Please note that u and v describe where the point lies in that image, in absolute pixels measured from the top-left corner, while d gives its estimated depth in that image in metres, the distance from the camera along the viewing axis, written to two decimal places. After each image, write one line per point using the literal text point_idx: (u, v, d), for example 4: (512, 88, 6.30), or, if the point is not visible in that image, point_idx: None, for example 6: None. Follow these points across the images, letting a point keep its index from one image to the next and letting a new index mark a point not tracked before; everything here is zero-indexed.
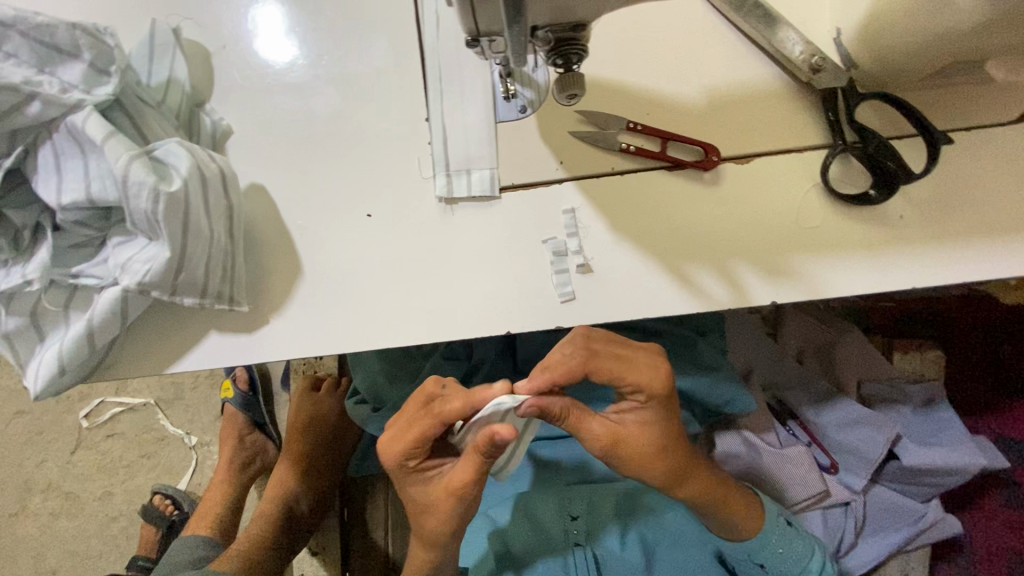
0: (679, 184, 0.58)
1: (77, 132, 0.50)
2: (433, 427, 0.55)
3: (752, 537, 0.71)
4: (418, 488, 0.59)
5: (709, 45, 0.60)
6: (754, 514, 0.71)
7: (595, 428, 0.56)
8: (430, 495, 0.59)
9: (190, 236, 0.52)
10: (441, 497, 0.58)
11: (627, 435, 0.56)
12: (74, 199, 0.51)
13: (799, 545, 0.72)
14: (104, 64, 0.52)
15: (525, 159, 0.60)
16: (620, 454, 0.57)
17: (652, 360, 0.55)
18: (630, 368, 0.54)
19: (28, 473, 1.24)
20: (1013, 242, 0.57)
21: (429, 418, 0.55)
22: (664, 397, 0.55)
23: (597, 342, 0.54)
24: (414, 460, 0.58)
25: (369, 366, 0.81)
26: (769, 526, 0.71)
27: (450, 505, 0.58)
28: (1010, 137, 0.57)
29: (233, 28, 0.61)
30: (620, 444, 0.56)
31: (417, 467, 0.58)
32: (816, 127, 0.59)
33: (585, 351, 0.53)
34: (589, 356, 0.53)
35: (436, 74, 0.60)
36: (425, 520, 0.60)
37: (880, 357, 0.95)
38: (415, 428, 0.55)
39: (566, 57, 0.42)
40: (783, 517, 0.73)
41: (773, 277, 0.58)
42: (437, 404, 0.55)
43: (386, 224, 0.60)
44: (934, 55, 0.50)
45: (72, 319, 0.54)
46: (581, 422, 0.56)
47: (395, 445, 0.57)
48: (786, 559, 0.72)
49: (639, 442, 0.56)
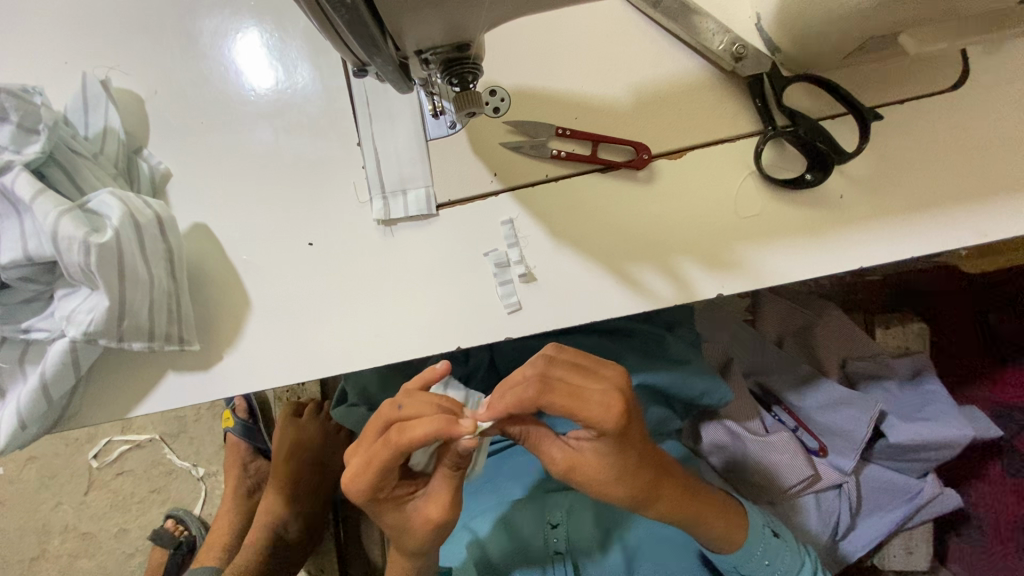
0: (613, 186, 0.58)
1: (8, 193, 0.51)
2: (394, 457, 0.54)
3: (736, 550, 0.70)
4: (389, 519, 0.59)
5: (631, 43, 0.59)
6: (739, 527, 0.70)
7: (553, 453, 0.57)
8: (405, 522, 0.59)
9: (129, 283, 0.53)
10: (416, 524, 0.59)
11: (583, 463, 0.56)
12: (12, 258, 0.52)
13: (785, 555, 0.71)
14: (32, 123, 0.53)
15: (459, 174, 0.60)
16: (579, 479, 0.57)
17: (609, 397, 0.52)
18: (579, 405, 0.52)
19: (45, 516, 1.27)
20: (958, 213, 0.56)
21: (392, 449, 0.53)
22: (617, 433, 0.53)
23: (552, 373, 0.53)
24: (383, 492, 0.57)
25: (362, 374, 0.85)
26: (752, 540, 0.70)
27: (428, 532, 0.59)
28: (945, 107, 0.56)
29: (165, 71, 0.62)
30: (577, 470, 0.57)
31: (389, 500, 0.58)
32: (746, 113, 0.58)
33: (538, 383, 0.52)
34: (542, 388, 0.52)
35: (362, 100, 0.60)
36: (404, 540, 0.61)
37: (860, 334, 0.96)
38: (377, 460, 0.54)
39: (462, 77, 0.42)
40: (769, 529, 0.72)
41: (717, 270, 0.57)
42: (397, 434, 0.53)
43: (328, 252, 0.60)
44: (847, 30, 0.49)
45: (28, 372, 0.56)
46: (539, 443, 0.58)
47: (358, 481, 0.56)
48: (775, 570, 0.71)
49: (595, 471, 0.56)
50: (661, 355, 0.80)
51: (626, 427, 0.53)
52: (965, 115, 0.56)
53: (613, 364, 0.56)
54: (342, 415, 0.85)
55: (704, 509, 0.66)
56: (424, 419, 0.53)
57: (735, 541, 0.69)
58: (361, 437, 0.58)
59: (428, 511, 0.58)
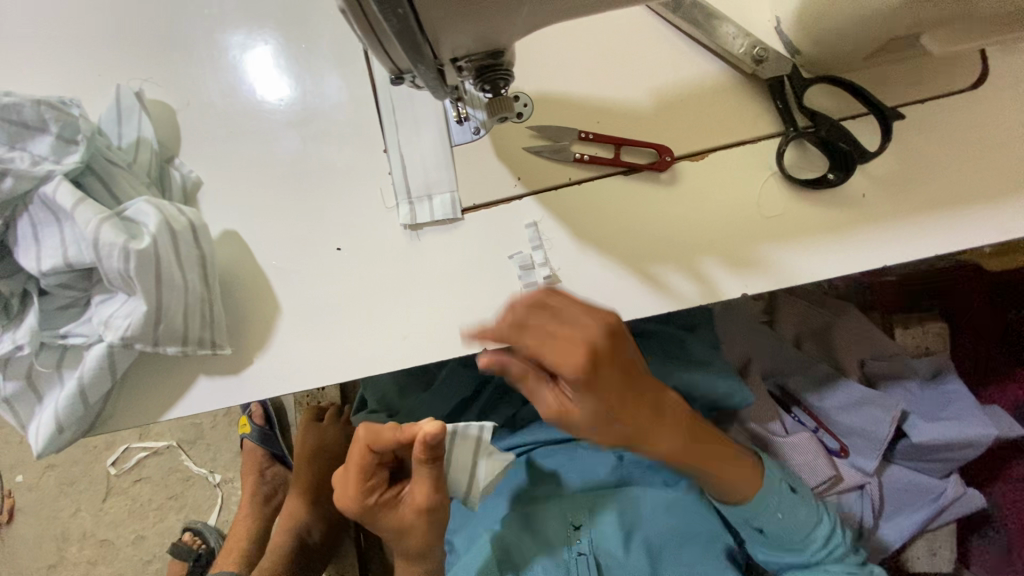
0: (636, 188, 0.59)
1: (50, 202, 0.53)
2: (367, 456, 0.59)
3: (749, 500, 0.69)
4: (386, 520, 0.62)
5: (652, 47, 0.60)
6: (753, 476, 0.67)
7: (544, 399, 0.45)
8: (399, 521, 0.62)
9: (165, 288, 0.54)
10: (408, 518, 0.62)
11: (579, 419, 0.44)
12: (53, 264, 0.53)
13: (801, 512, 0.71)
14: (71, 134, 0.55)
15: (484, 178, 0.61)
16: (574, 428, 0.47)
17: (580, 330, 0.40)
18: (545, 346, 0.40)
19: (64, 524, 1.28)
20: (981, 211, 0.56)
21: (361, 448, 0.59)
22: (607, 380, 0.41)
23: (524, 313, 0.41)
24: (371, 496, 0.60)
25: (380, 381, 0.85)
26: (768, 496, 0.68)
27: (422, 522, 0.62)
28: (966, 104, 0.57)
29: (195, 82, 0.63)
30: (570, 421, 0.45)
31: (378, 504, 0.61)
32: (767, 114, 0.59)
33: (507, 327, 0.41)
34: (510, 330, 0.41)
35: (387, 104, 0.61)
36: (406, 540, 0.64)
37: (879, 334, 0.95)
38: (353, 463, 0.60)
39: (494, 83, 0.43)
40: (787, 485, 0.70)
41: (740, 269, 0.58)
42: (368, 437, 0.59)
43: (356, 256, 0.61)
44: (872, 31, 0.49)
45: (65, 377, 0.57)
46: (533, 394, 0.46)
47: (344, 491, 0.60)
48: (788, 524, 0.71)
49: (588, 422, 0.45)
50: (683, 356, 0.80)
51: (614, 371, 0.41)
52: (986, 113, 0.57)
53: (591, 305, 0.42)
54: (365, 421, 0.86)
55: (723, 464, 0.61)
56: (389, 425, 0.60)
57: (745, 496, 0.68)
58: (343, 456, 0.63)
59: (416, 501, 0.61)
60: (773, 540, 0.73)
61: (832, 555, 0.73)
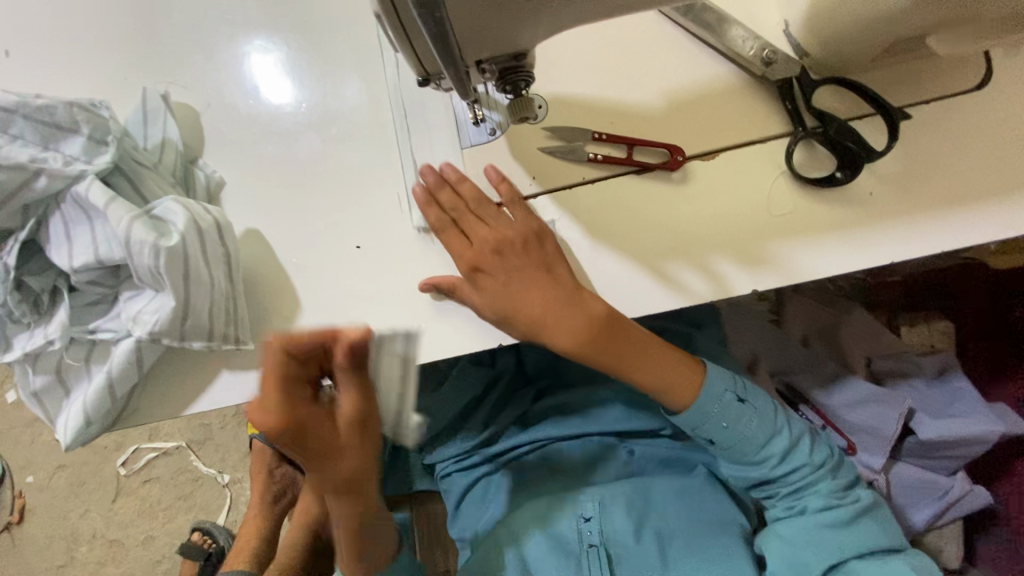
0: (648, 187, 0.61)
1: (82, 201, 0.55)
2: (287, 364, 0.55)
3: (686, 407, 0.66)
4: (313, 439, 0.55)
5: (664, 51, 0.62)
6: (689, 381, 0.66)
7: (474, 298, 0.59)
8: (322, 441, 0.56)
9: (193, 284, 0.56)
10: (335, 434, 0.56)
11: (512, 305, 0.59)
12: (85, 261, 0.55)
13: (751, 422, 0.68)
14: (101, 135, 0.57)
15: (500, 178, 0.62)
16: (512, 323, 0.59)
17: (474, 234, 0.60)
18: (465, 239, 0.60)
19: (74, 524, 1.29)
20: (985, 210, 0.57)
21: (280, 355, 0.55)
22: (493, 265, 0.59)
23: (454, 214, 0.60)
24: (297, 412, 0.55)
25: None
26: (705, 400, 0.66)
27: (351, 436, 0.58)
28: (971, 105, 0.58)
29: (217, 84, 0.65)
30: (507, 315, 0.59)
31: (296, 424, 0.55)
32: (776, 114, 0.60)
33: (439, 219, 0.60)
34: (440, 224, 0.60)
35: (400, 112, 0.64)
36: (334, 463, 0.58)
37: (885, 333, 0.97)
38: (276, 375, 0.55)
39: (515, 84, 0.44)
40: (731, 394, 0.67)
41: (750, 265, 0.59)
42: (288, 343, 0.56)
43: (374, 254, 0.63)
44: (881, 34, 0.51)
45: (94, 371, 0.59)
46: (464, 292, 0.59)
47: (259, 415, 0.55)
48: (738, 439, 0.68)
49: (516, 308, 0.59)
50: (691, 352, 0.83)
51: (500, 258, 0.59)
52: (990, 115, 0.58)
53: (506, 209, 0.60)
54: None
55: (645, 361, 0.63)
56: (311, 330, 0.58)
57: (683, 401, 0.66)
58: (263, 378, 0.57)
59: (342, 412, 0.57)
60: (731, 457, 0.70)
61: (797, 475, 0.70)
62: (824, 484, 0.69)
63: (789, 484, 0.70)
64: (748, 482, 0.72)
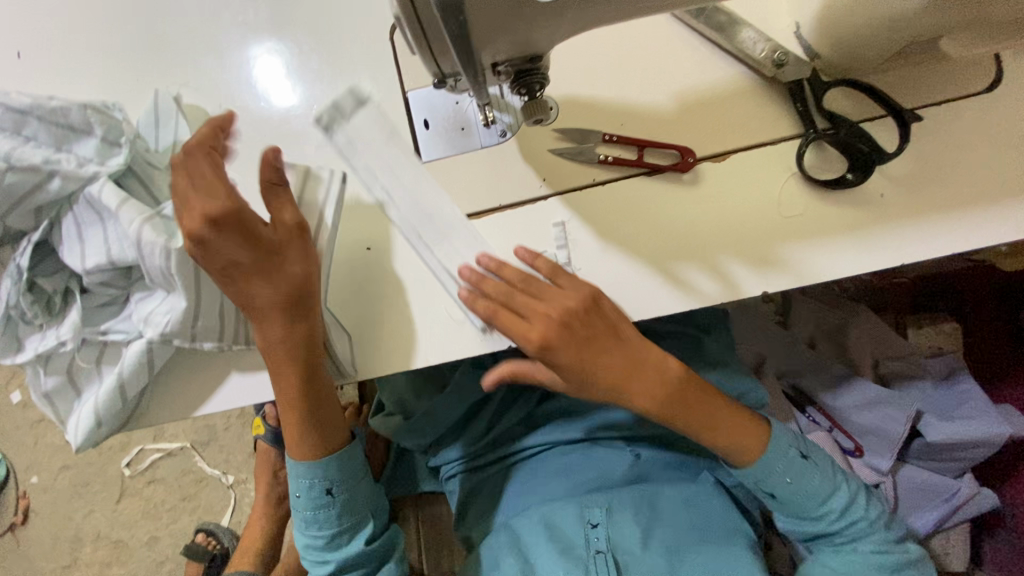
0: (658, 188, 0.61)
1: (94, 202, 0.55)
2: (217, 134, 0.55)
3: (755, 460, 0.67)
4: (259, 241, 0.55)
5: (674, 53, 0.62)
6: (754, 434, 0.67)
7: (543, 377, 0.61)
8: (263, 236, 0.55)
9: (204, 284, 0.56)
10: (282, 230, 0.57)
11: (589, 377, 0.58)
12: (97, 262, 0.55)
13: (815, 477, 0.68)
14: (114, 137, 0.57)
15: (510, 180, 0.62)
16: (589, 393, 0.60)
17: (533, 313, 0.56)
18: (521, 323, 0.56)
19: (78, 525, 1.29)
20: (998, 212, 0.57)
21: (204, 144, 0.54)
22: (567, 342, 0.56)
23: (506, 297, 0.57)
24: (242, 216, 0.53)
25: (397, 383, 0.88)
26: (773, 455, 0.67)
27: (295, 238, 0.57)
28: (981, 108, 0.58)
29: (228, 86, 0.65)
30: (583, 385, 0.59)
31: (241, 216, 0.53)
32: (787, 116, 0.60)
33: (492, 310, 0.57)
34: (492, 314, 0.57)
35: (413, 230, 0.60)
36: (278, 274, 0.56)
37: (892, 334, 0.97)
38: (206, 170, 0.53)
39: (529, 87, 0.44)
40: (796, 449, 0.68)
41: (761, 267, 0.59)
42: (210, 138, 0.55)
43: (385, 256, 0.63)
44: (894, 35, 0.51)
45: (105, 372, 0.59)
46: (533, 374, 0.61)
47: (198, 209, 0.52)
48: (799, 491, 0.67)
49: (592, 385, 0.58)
50: (699, 356, 0.82)
51: (567, 331, 0.56)
52: (1002, 117, 0.58)
53: (552, 281, 0.58)
54: (380, 424, 0.88)
55: (720, 422, 0.65)
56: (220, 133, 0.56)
57: (750, 454, 0.67)
58: (178, 190, 0.54)
59: (281, 219, 0.57)
60: (795, 511, 0.69)
61: (856, 528, 0.69)
62: (881, 535, 0.69)
63: (845, 538, 0.69)
64: (805, 536, 0.71)
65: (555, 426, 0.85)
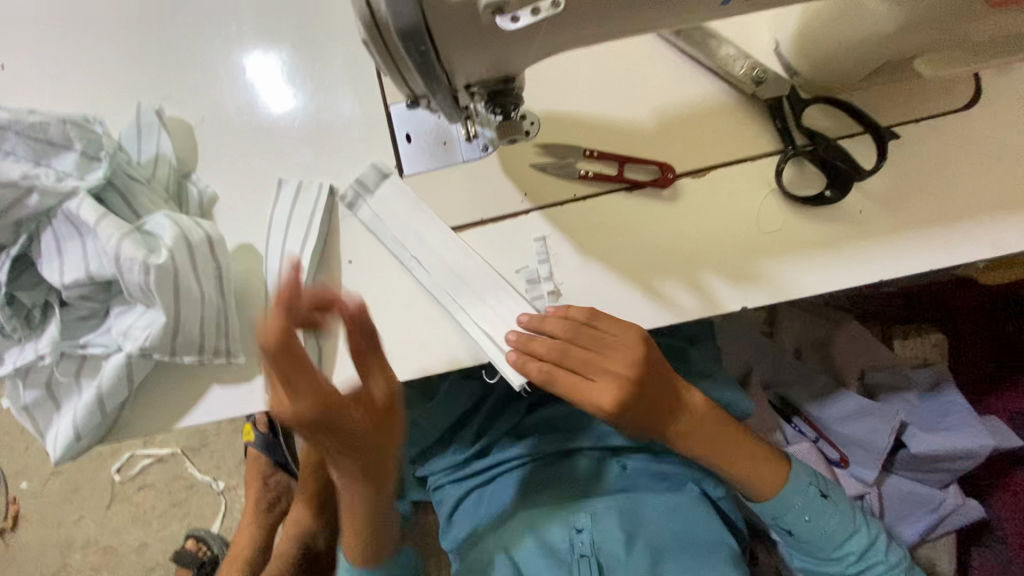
0: (638, 203, 0.61)
1: (73, 217, 0.55)
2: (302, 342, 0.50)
3: (771, 497, 0.71)
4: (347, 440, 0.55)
5: (655, 68, 0.62)
6: (777, 474, 0.71)
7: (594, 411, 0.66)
8: (348, 415, 0.54)
9: (183, 299, 0.56)
10: (368, 405, 0.56)
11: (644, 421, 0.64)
12: (75, 277, 0.55)
13: (833, 519, 0.71)
14: (94, 151, 0.57)
15: (491, 194, 0.62)
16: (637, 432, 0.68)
17: (598, 374, 0.59)
18: (583, 387, 0.59)
19: (67, 531, 1.29)
20: (977, 228, 0.58)
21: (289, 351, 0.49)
22: (633, 401, 0.61)
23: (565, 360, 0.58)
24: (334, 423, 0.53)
25: None
26: (790, 494, 0.71)
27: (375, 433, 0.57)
28: (959, 125, 0.59)
29: (212, 99, 0.65)
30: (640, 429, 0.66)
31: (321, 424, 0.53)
32: (766, 133, 0.61)
33: (551, 377, 0.58)
34: (551, 380, 0.58)
35: (443, 293, 0.60)
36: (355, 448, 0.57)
37: (878, 346, 0.97)
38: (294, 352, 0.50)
39: (504, 107, 0.45)
40: (814, 487, 0.72)
41: (740, 283, 0.59)
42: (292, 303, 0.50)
43: (366, 270, 0.63)
44: (868, 55, 0.51)
45: (84, 386, 0.59)
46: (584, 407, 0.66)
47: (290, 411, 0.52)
48: (820, 533, 0.71)
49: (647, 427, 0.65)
50: (686, 368, 0.81)
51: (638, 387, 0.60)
52: (979, 135, 0.58)
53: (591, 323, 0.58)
54: None
55: (743, 459, 0.70)
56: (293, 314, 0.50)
57: (770, 488, 0.71)
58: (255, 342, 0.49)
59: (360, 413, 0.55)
60: (807, 549, 0.73)
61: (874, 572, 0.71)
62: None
63: None
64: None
65: (540, 438, 0.83)
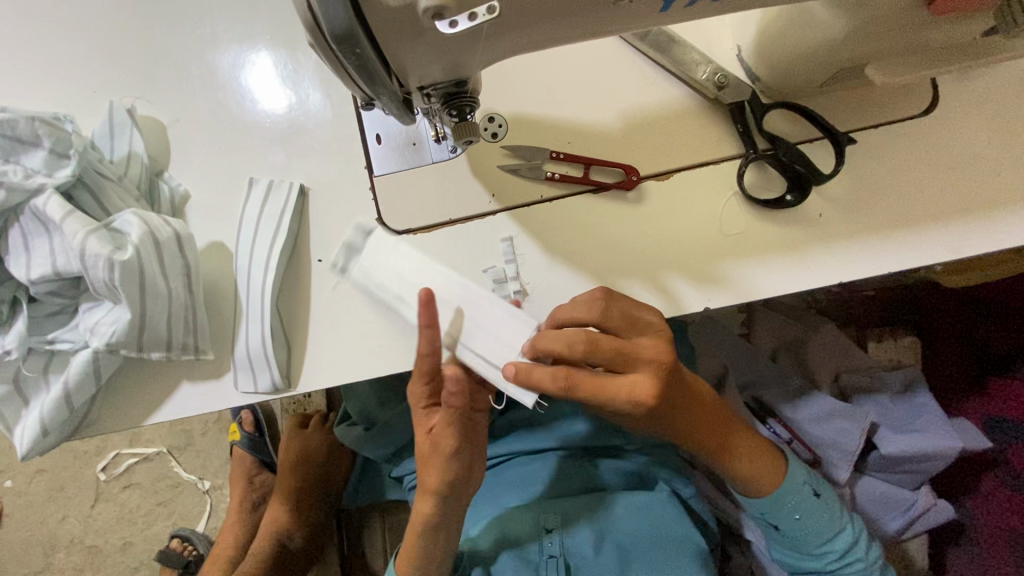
0: (604, 205, 0.62)
1: (40, 213, 0.56)
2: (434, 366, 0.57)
3: (765, 496, 0.71)
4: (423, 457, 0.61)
5: (622, 73, 0.63)
6: (775, 470, 0.71)
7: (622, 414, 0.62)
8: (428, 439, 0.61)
9: (149, 296, 0.57)
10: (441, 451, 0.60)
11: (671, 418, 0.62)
12: (42, 273, 0.56)
13: (822, 515, 0.71)
14: (63, 149, 0.58)
15: (460, 195, 0.63)
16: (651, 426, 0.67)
17: (627, 367, 0.55)
18: (607, 388, 0.54)
19: (52, 529, 1.29)
20: (934, 233, 0.59)
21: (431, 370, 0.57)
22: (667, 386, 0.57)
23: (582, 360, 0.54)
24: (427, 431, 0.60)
25: (359, 391, 0.87)
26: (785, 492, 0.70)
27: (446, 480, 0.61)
28: (917, 131, 0.60)
29: (187, 99, 0.66)
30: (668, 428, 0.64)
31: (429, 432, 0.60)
32: (729, 137, 0.62)
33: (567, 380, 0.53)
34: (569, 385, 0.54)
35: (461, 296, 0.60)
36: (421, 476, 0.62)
37: (852, 348, 0.99)
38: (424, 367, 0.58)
39: (460, 109, 0.46)
40: (809, 486, 0.71)
41: (703, 285, 0.60)
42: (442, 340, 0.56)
43: (334, 268, 0.63)
44: (822, 61, 0.52)
45: (52, 381, 0.59)
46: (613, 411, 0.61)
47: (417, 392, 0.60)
48: (806, 530, 0.71)
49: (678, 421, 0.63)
50: None
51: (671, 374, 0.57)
52: (937, 140, 0.60)
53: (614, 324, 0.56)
54: (343, 433, 0.89)
55: (754, 458, 0.70)
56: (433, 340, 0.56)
57: (768, 486, 0.70)
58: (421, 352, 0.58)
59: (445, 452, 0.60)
60: (791, 545, 0.74)
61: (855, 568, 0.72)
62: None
63: None
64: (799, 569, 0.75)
65: (515, 437, 0.85)
